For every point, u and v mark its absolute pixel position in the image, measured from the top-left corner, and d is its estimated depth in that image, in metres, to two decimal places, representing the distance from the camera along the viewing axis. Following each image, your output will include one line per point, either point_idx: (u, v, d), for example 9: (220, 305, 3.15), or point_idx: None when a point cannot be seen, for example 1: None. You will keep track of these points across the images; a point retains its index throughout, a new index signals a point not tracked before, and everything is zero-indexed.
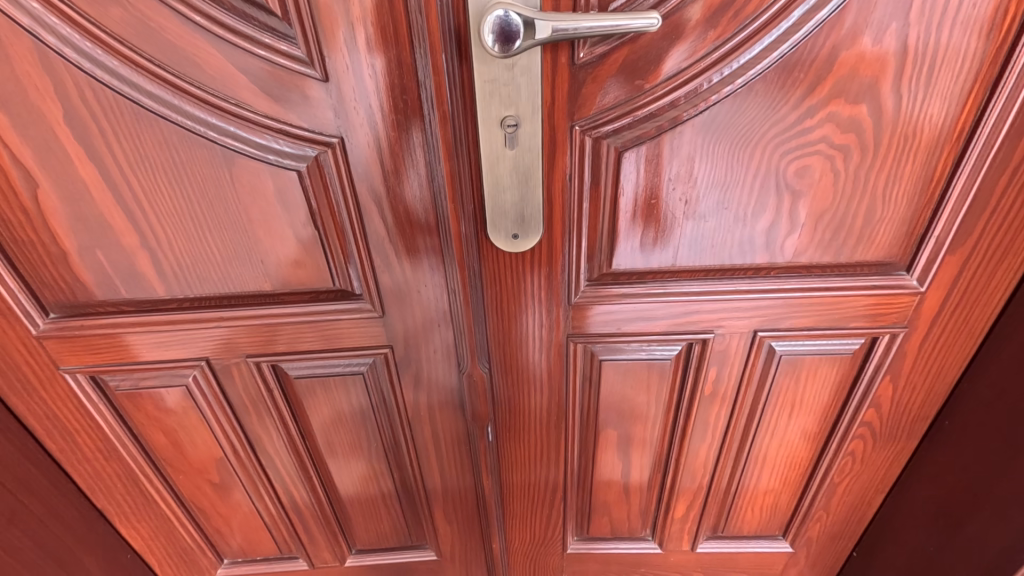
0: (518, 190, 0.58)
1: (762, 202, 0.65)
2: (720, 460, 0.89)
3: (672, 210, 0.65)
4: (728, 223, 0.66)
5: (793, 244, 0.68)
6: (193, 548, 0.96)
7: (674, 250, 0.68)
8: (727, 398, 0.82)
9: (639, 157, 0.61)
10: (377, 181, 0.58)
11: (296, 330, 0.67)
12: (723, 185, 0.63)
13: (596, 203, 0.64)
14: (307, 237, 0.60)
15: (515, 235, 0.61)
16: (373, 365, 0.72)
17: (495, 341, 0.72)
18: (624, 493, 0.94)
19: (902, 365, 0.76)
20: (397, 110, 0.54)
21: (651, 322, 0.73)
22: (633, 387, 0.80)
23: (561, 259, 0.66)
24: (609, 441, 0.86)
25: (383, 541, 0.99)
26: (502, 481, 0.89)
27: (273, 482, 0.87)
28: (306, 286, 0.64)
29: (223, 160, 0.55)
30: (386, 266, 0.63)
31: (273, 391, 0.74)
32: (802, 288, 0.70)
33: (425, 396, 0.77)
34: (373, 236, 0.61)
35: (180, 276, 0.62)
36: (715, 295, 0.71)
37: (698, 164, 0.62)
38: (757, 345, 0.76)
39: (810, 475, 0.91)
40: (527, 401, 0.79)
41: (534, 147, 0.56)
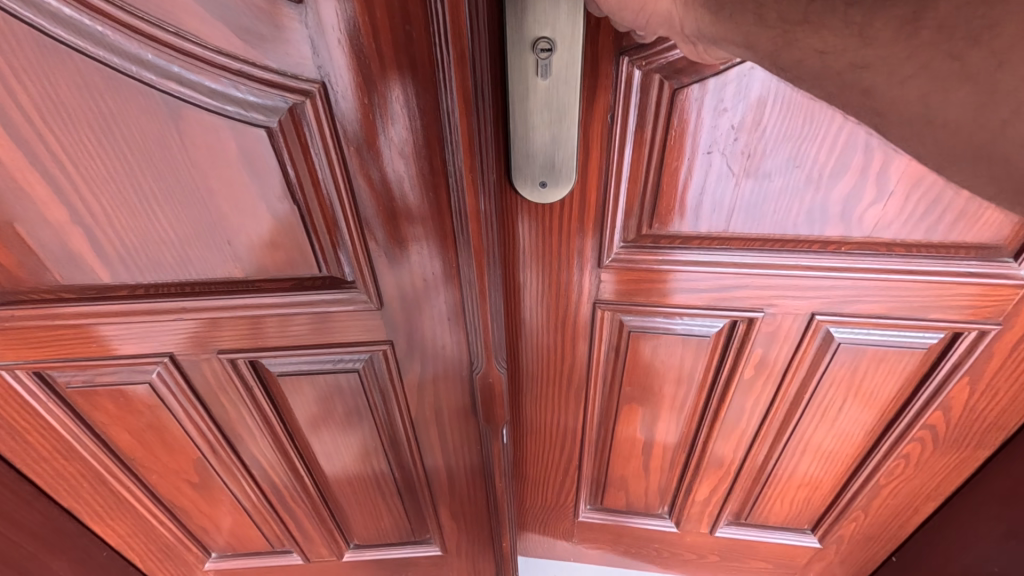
0: (550, 132, 0.52)
1: (845, 162, 0.55)
2: (753, 447, 0.81)
3: (729, 165, 0.56)
4: (797, 183, 0.56)
5: (880, 215, 0.58)
6: (177, 539, 0.89)
7: (728, 213, 0.59)
8: (769, 382, 0.73)
9: (699, 98, 0.51)
10: (372, 142, 0.45)
11: (277, 322, 0.55)
12: (796, 139, 0.54)
13: (638, 156, 0.56)
14: (284, 213, 0.47)
15: (543, 183, 0.56)
16: (369, 362, 0.61)
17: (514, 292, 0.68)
18: (644, 468, 0.88)
19: (985, 367, 0.68)
20: (397, 47, 0.40)
21: (692, 293, 0.65)
22: (665, 363, 0.72)
23: (594, 214, 0.59)
24: (632, 415, 0.80)
25: (384, 536, 0.91)
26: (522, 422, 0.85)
27: (259, 481, 0.78)
28: (286, 273, 0.51)
29: (167, 110, 0.41)
30: (385, 250, 0.51)
31: (253, 390, 0.63)
32: (878, 269, 0.61)
33: (431, 399, 0.66)
34: (369, 213, 0.49)
35: (128, 259, 0.50)
36: (772, 268, 0.62)
37: (771, 108, 0.52)
38: (813, 330, 0.67)
39: (854, 474, 0.82)
40: (546, 362, 0.75)
41: (570, 80, 0.49)
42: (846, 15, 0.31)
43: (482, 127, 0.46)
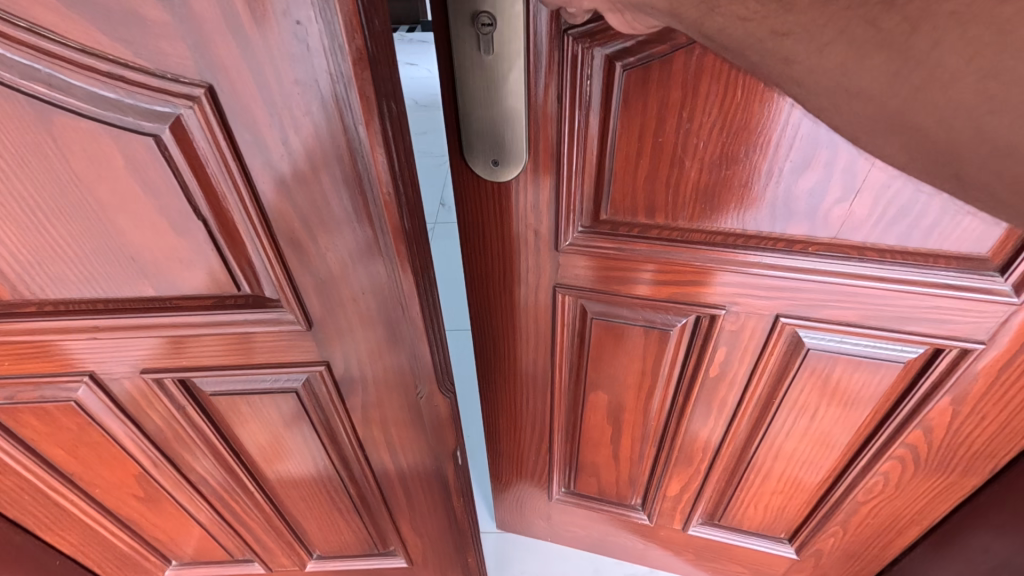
0: (497, 109, 0.55)
1: (808, 153, 0.54)
2: (722, 444, 0.86)
3: (682, 154, 0.57)
4: (757, 176, 0.57)
5: (846, 212, 0.58)
6: (133, 550, 0.86)
7: (685, 203, 0.60)
8: (734, 387, 0.77)
9: (645, 80, 0.52)
10: (275, 154, 0.37)
11: (202, 342, 0.51)
12: (755, 129, 0.53)
13: (585, 142, 0.57)
14: (190, 229, 0.41)
15: (494, 161, 0.59)
16: (307, 383, 0.56)
17: (479, 270, 0.72)
18: (614, 458, 0.96)
19: (970, 389, 0.68)
20: (292, 43, 0.31)
21: (653, 285, 0.68)
22: (628, 354, 0.78)
23: (549, 199, 0.62)
24: (599, 402, 0.86)
25: (346, 548, 0.88)
26: (494, 402, 0.92)
27: (208, 497, 0.74)
28: (201, 292, 0.46)
29: (35, 115, 0.35)
30: (309, 271, 0.45)
31: (185, 409, 0.59)
32: (847, 276, 0.62)
33: (377, 421, 0.61)
34: (285, 231, 0.42)
35: (28, 273, 0.45)
36: (733, 264, 0.64)
37: (724, 100, 0.52)
38: (778, 331, 0.69)
39: (831, 488, 0.86)
40: (512, 341, 0.80)
41: (509, 58, 0.51)
42: None
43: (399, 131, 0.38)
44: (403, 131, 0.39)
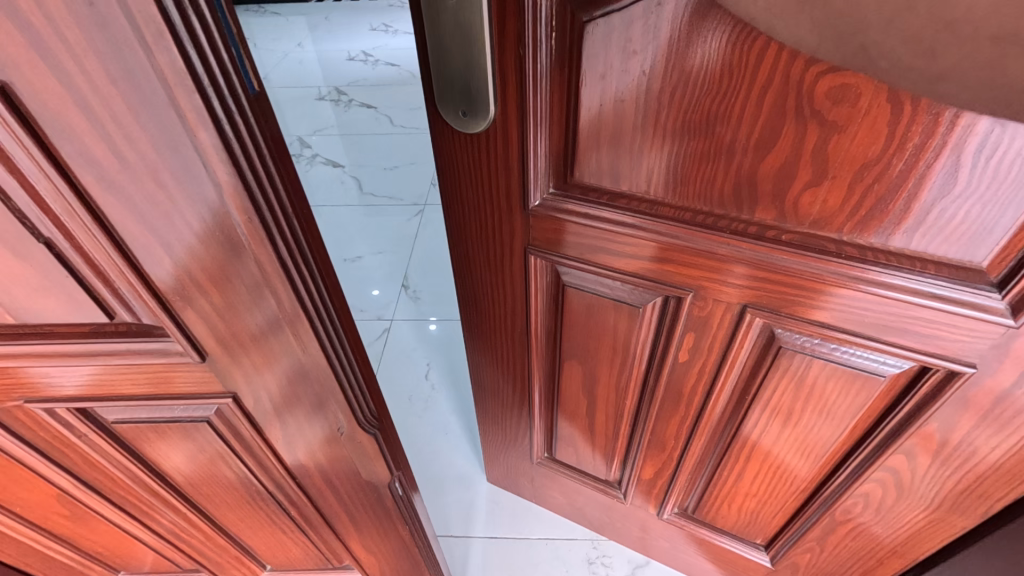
0: (466, 59, 0.62)
1: (771, 132, 0.55)
2: (694, 431, 0.91)
3: (640, 119, 0.60)
4: (716, 147, 0.59)
5: (811, 198, 0.58)
6: (76, 564, 0.81)
7: (646, 170, 0.65)
8: (703, 378, 0.82)
9: (608, 35, 0.55)
10: (111, 167, 0.31)
11: (90, 373, 0.45)
12: (717, 97, 0.55)
13: (548, 100, 0.63)
14: (34, 251, 0.34)
15: (464, 112, 0.67)
16: (220, 413, 0.50)
17: (462, 215, 0.82)
18: (590, 430, 1.05)
19: (958, 418, 0.65)
20: (89, 30, 0.25)
21: (620, 257, 0.74)
22: (597, 328, 0.85)
23: (518, 158, 0.69)
24: (574, 372, 0.95)
25: (299, 562, 0.84)
26: (486, 355, 1.03)
27: (143, 517, 0.69)
28: (71, 320, 0.40)
29: None
30: (186, 300, 0.39)
31: (91, 436, 0.53)
32: (820, 274, 0.62)
33: (302, 446, 0.57)
34: (147, 258, 0.35)
35: None
36: (700, 246, 0.67)
37: (681, 69, 0.55)
38: (747, 324, 0.72)
39: (807, 501, 0.89)
40: (491, 294, 0.90)
41: (473, 12, 0.57)
42: None
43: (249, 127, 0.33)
44: (258, 129, 0.34)
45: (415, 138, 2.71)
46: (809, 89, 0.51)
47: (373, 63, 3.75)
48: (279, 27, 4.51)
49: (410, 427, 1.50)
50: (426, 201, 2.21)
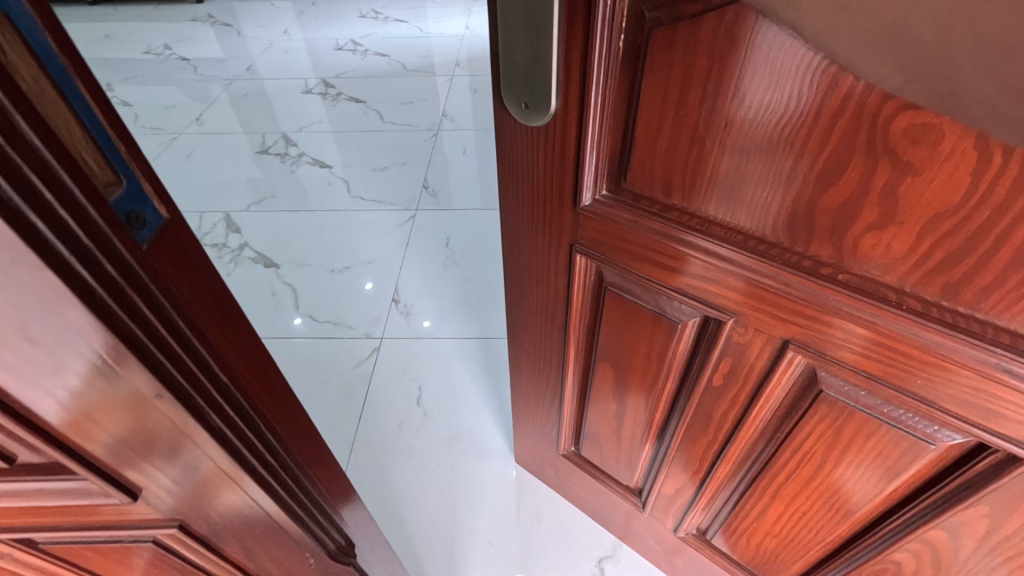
0: (531, 53, 0.60)
1: (838, 164, 0.51)
2: (721, 457, 0.87)
3: (697, 133, 0.57)
4: (774, 171, 0.55)
5: (873, 240, 0.53)
6: None
7: (698, 187, 0.61)
8: (735, 405, 0.78)
9: (671, 43, 0.53)
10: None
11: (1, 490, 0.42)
12: (781, 120, 0.51)
13: (605, 101, 0.61)
14: None
15: (525, 105, 0.65)
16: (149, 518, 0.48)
17: (514, 203, 0.81)
18: (616, 432, 1.02)
19: (1013, 504, 0.58)
20: None
21: (661, 271, 0.71)
22: (633, 335, 0.83)
23: (573, 154, 0.68)
24: (606, 374, 0.94)
25: None
26: (521, 340, 1.03)
27: None
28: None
29: None
30: (89, 424, 0.38)
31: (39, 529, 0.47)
32: (872, 322, 0.56)
33: (241, 530, 0.55)
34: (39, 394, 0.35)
35: None
36: (745, 272, 0.63)
37: (746, 86, 0.51)
38: (786, 359, 0.67)
39: (832, 556, 0.83)
40: (533, 284, 0.90)
41: (545, 9, 0.55)
42: None
43: (136, 265, 0.35)
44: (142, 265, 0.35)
45: (406, 136, 2.60)
46: (883, 123, 0.46)
47: (362, 53, 3.63)
48: (266, 12, 4.36)
49: (401, 454, 1.37)
50: (417, 206, 2.12)
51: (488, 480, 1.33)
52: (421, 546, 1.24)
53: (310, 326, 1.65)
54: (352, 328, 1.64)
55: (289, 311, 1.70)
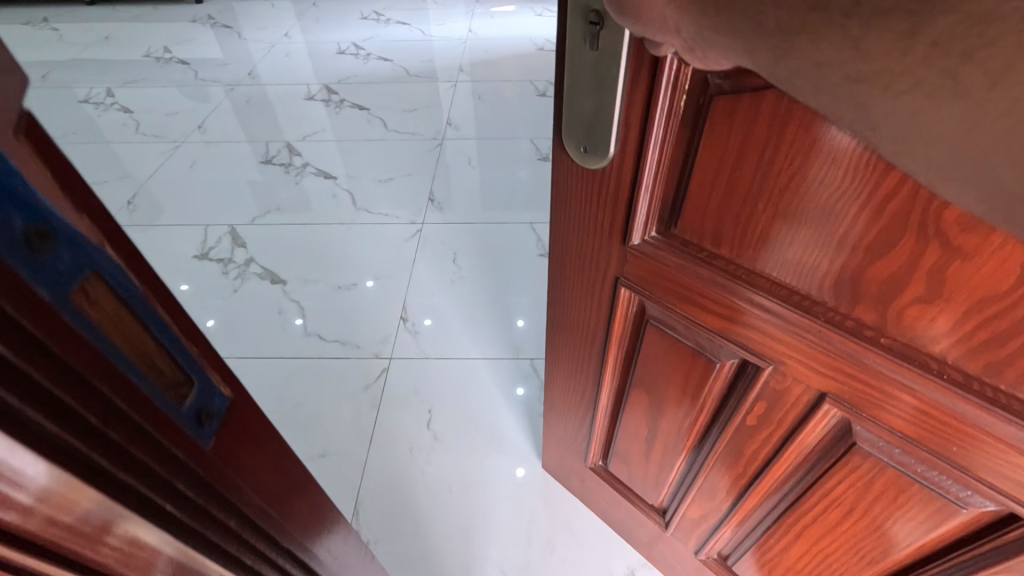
0: (594, 105, 0.64)
1: (886, 241, 0.53)
2: (749, 488, 0.90)
3: (749, 194, 0.60)
4: (823, 238, 0.57)
5: (918, 313, 0.55)
6: None
7: (746, 241, 0.64)
8: (766, 442, 0.81)
9: (731, 115, 0.56)
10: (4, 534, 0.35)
11: None
12: (834, 194, 0.54)
13: (661, 153, 0.65)
14: None
15: (585, 148, 0.70)
16: None
17: (564, 231, 0.86)
18: (645, 453, 1.06)
19: None
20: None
21: (704, 314, 0.75)
22: (672, 367, 0.87)
23: (627, 197, 0.72)
24: (641, 400, 0.98)
25: None
26: (557, 353, 1.08)
27: None
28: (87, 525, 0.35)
29: None
30: None
31: None
32: (910, 387, 0.59)
33: None
34: None
35: None
36: (787, 325, 0.66)
37: (803, 160, 0.54)
38: (821, 409, 0.70)
39: None
40: (577, 307, 0.95)
41: (608, 69, 0.59)
42: (846, 25, 0.32)
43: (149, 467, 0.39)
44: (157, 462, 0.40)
45: (411, 145, 2.59)
46: (935, 212, 0.48)
47: (364, 56, 3.61)
48: (266, 13, 4.33)
49: (416, 477, 1.37)
50: (423, 219, 2.12)
51: (505, 498, 1.34)
52: (443, 560, 1.25)
53: (320, 346, 1.65)
54: (361, 347, 1.64)
55: (297, 329, 1.70)
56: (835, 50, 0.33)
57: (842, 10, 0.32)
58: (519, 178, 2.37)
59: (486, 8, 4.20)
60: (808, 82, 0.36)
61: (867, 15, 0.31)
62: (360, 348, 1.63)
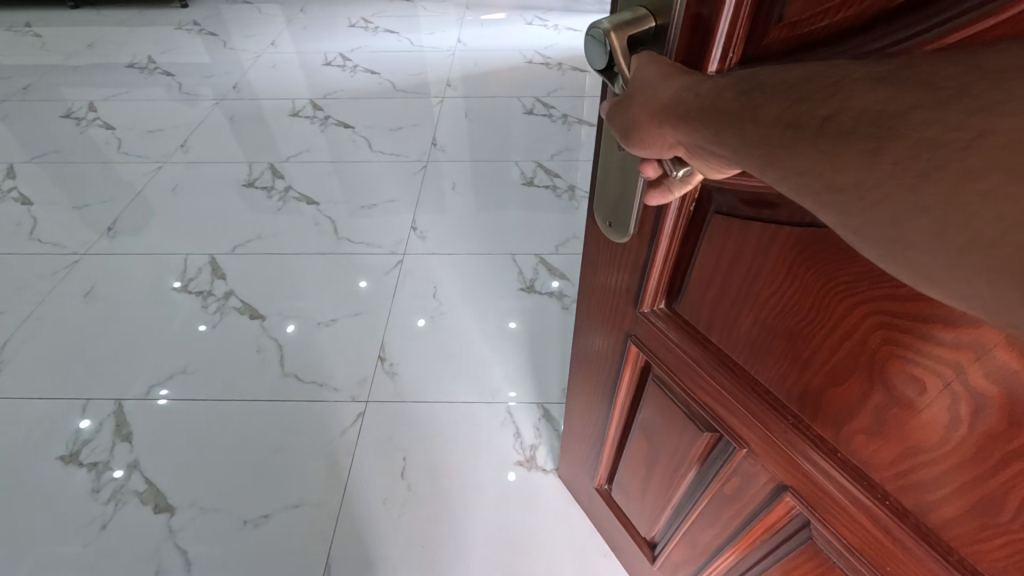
0: (620, 188, 0.64)
1: (842, 370, 0.53)
2: (723, 549, 0.90)
3: (737, 294, 0.61)
4: (793, 351, 0.58)
5: (865, 441, 0.55)
6: None
7: (733, 335, 0.65)
8: (739, 512, 0.82)
9: (729, 226, 0.58)
10: None
11: None
12: (803, 317, 0.54)
13: (668, 241, 0.65)
14: None
15: (609, 223, 0.69)
16: None
17: (590, 281, 0.87)
18: (639, 493, 1.08)
19: None
20: None
21: (693, 389, 0.76)
22: (666, 426, 0.88)
23: (637, 271, 0.73)
24: (640, 445, 0.98)
25: None
26: (577, 379, 1.11)
27: None
28: None
29: None
30: None
31: None
32: (853, 504, 0.59)
33: None
34: None
35: None
36: (758, 418, 0.67)
37: (784, 278, 0.54)
38: (780, 501, 0.71)
39: None
40: (596, 346, 0.96)
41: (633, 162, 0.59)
42: (816, 142, 0.32)
43: None
44: None
45: (395, 168, 2.58)
46: (881, 358, 0.49)
47: (351, 68, 3.57)
48: (255, 20, 4.27)
49: (399, 513, 1.40)
50: (404, 249, 2.11)
51: (481, 547, 1.35)
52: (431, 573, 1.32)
53: (297, 387, 1.65)
54: (338, 390, 1.64)
55: (272, 373, 1.69)
56: (811, 160, 0.33)
57: (812, 130, 0.33)
58: (506, 202, 2.36)
59: (476, 17, 4.16)
60: (790, 192, 0.36)
61: (836, 132, 0.31)
62: (336, 392, 1.64)
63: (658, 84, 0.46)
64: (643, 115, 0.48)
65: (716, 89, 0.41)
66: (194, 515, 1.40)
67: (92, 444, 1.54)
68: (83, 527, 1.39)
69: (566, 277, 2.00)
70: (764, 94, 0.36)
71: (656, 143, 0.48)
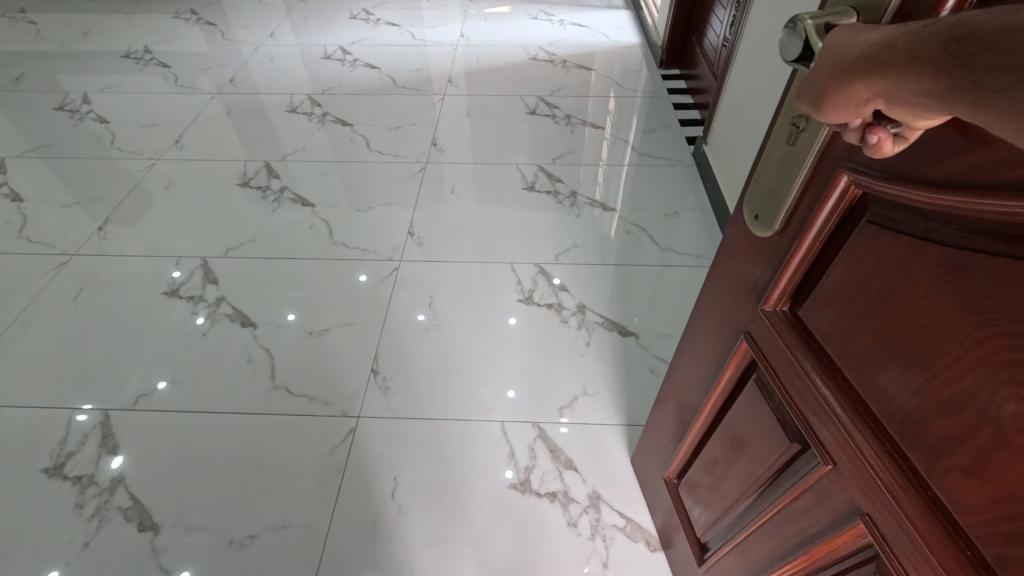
0: (775, 182, 0.62)
1: (960, 400, 0.48)
2: (775, 565, 0.86)
3: (868, 302, 0.56)
4: (911, 370, 0.52)
5: (960, 481, 0.49)
6: None
7: (848, 345, 0.60)
8: (801, 532, 0.77)
9: (880, 234, 0.53)
10: None
11: None
12: (934, 337, 0.49)
13: (808, 240, 0.61)
14: None
15: (757, 216, 0.68)
16: None
17: (721, 269, 0.84)
18: (707, 492, 1.05)
19: None
20: None
21: (790, 398, 0.71)
22: (754, 429, 0.84)
23: (771, 265, 0.69)
24: (724, 441, 0.95)
25: None
26: (678, 365, 1.09)
27: None
28: None
29: None
30: None
31: None
32: (929, 547, 0.53)
33: None
34: None
35: None
36: (846, 439, 0.62)
37: (923, 291, 0.49)
38: (851, 526, 0.65)
39: None
40: (709, 336, 0.93)
41: (799, 155, 0.57)
42: None
43: None
44: None
45: (392, 169, 2.52)
46: (1006, 395, 0.43)
47: (352, 62, 3.49)
48: (254, 9, 4.19)
49: (388, 528, 1.38)
50: (400, 256, 2.06)
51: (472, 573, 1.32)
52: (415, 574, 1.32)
53: (288, 401, 1.62)
54: (329, 404, 1.61)
55: (262, 385, 1.65)
56: None
57: None
58: (511, 205, 2.32)
59: (481, 11, 4.07)
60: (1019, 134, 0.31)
61: None
62: (328, 406, 1.60)
63: (849, 41, 0.42)
64: (826, 75, 0.43)
65: (914, 38, 0.35)
66: (180, 533, 1.37)
67: (77, 456, 1.51)
68: (65, 543, 1.36)
69: (565, 286, 1.95)
70: (971, 38, 0.31)
71: (829, 104, 0.44)
